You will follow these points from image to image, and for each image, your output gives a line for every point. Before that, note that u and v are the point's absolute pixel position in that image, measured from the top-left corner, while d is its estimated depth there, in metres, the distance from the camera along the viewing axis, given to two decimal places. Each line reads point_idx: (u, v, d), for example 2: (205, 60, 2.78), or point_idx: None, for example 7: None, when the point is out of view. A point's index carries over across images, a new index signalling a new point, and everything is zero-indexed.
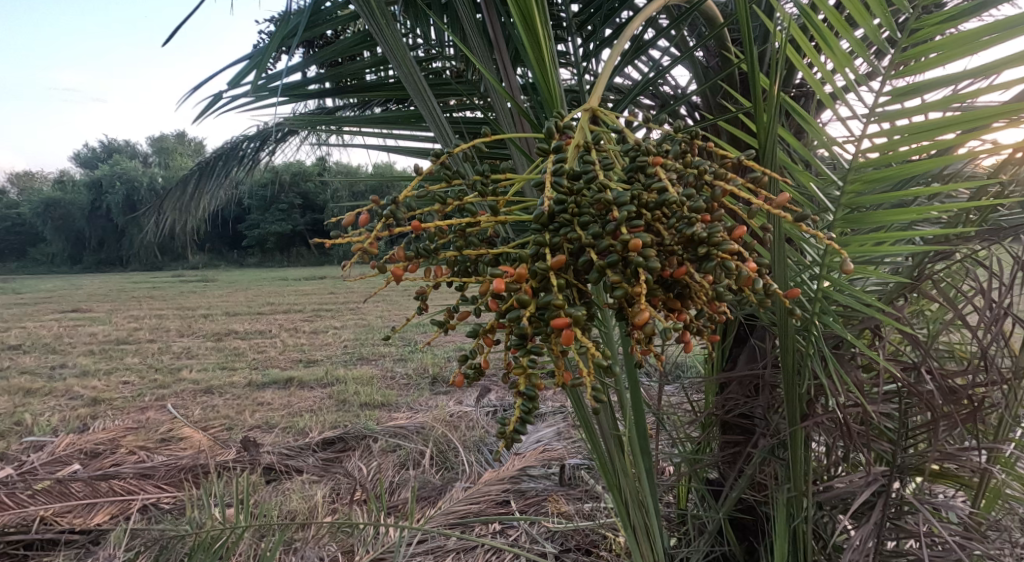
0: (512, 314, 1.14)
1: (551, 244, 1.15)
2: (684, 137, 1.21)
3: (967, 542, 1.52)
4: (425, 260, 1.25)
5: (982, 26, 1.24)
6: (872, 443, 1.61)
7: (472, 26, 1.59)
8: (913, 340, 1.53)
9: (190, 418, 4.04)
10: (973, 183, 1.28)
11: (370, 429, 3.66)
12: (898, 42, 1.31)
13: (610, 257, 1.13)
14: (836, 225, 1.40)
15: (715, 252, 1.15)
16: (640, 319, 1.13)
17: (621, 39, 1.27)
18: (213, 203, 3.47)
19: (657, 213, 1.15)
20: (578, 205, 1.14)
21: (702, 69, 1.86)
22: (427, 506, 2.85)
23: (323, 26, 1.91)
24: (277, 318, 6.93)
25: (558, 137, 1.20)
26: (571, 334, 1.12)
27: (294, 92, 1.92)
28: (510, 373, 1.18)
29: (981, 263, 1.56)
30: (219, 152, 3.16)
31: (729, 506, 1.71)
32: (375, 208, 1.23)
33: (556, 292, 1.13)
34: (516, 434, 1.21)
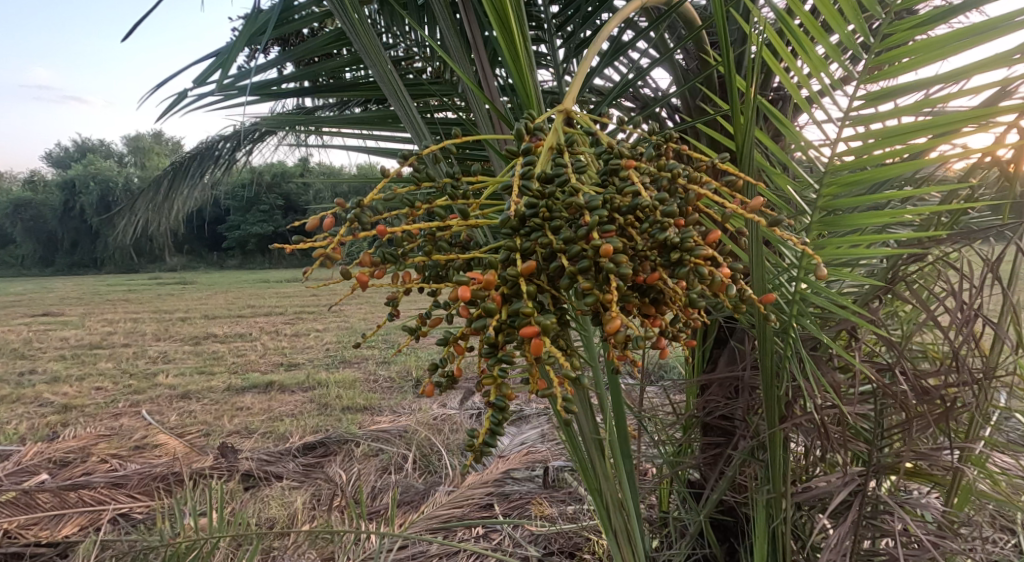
0: (480, 323, 1.15)
1: (522, 249, 1.15)
2: (659, 140, 1.22)
3: (941, 541, 1.53)
4: (393, 265, 1.24)
5: (954, 31, 1.25)
6: (849, 444, 1.61)
7: (449, 26, 1.59)
8: (887, 342, 1.54)
9: (166, 425, 4.00)
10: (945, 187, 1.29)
11: (352, 434, 3.65)
12: (871, 47, 1.33)
13: (582, 261, 1.14)
14: (813, 228, 1.42)
15: (688, 258, 1.15)
16: (612, 327, 1.13)
17: (598, 40, 1.27)
18: (189, 204, 3.44)
19: (629, 218, 1.16)
20: (549, 208, 1.15)
21: (681, 72, 1.87)
22: (409, 511, 2.84)
23: (297, 23, 1.90)
24: (257, 321, 6.88)
25: (529, 139, 1.21)
26: (540, 343, 1.12)
27: (262, 92, 1.90)
28: (481, 382, 1.17)
29: (953, 265, 1.58)
30: (194, 152, 3.13)
31: (709, 508, 1.72)
32: (341, 212, 1.23)
33: (526, 299, 1.14)
34: (486, 446, 1.21)
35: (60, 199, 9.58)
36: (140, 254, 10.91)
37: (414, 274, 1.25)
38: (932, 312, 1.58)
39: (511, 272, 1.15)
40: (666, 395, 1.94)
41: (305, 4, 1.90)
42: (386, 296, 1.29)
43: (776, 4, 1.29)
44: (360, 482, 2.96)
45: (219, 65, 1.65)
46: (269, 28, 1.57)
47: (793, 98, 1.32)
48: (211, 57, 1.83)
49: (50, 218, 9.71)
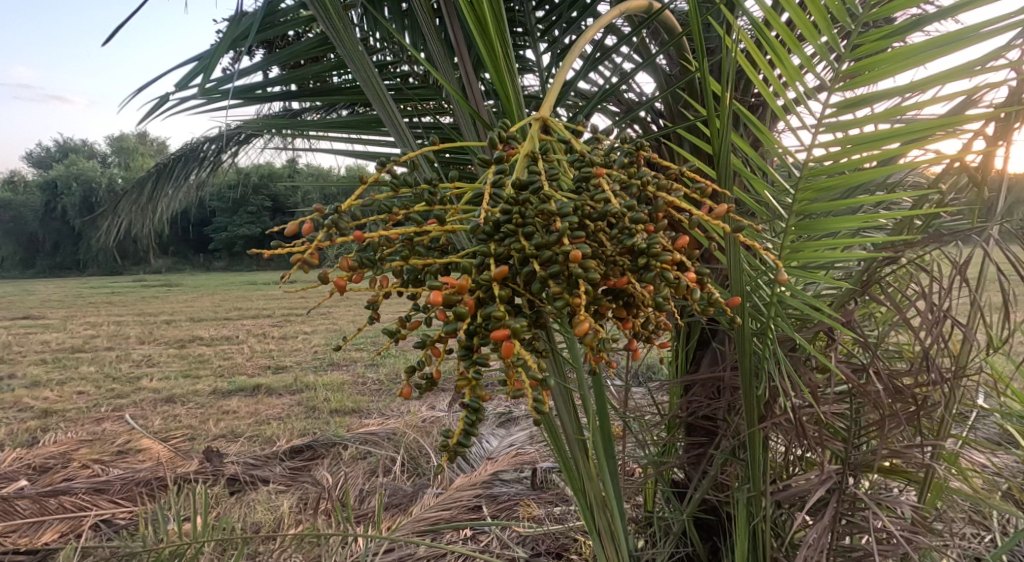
0: (449, 326, 1.17)
1: (496, 254, 1.17)
2: (631, 148, 1.24)
3: (914, 537, 1.56)
4: (370, 270, 1.25)
5: (925, 42, 1.28)
6: (827, 444, 1.63)
7: (432, 32, 1.62)
8: (862, 343, 1.56)
9: (151, 429, 3.98)
10: (915, 192, 1.32)
11: (340, 437, 3.65)
12: (843, 57, 1.34)
13: (553, 267, 1.16)
14: (789, 233, 1.44)
15: (654, 263, 1.17)
16: (582, 329, 1.15)
17: (571, 56, 1.32)
18: (173, 206, 3.43)
19: (599, 224, 1.17)
20: (521, 215, 1.16)
21: (663, 76, 1.88)
22: (397, 513, 2.84)
23: (281, 27, 1.91)
24: (244, 323, 6.85)
25: (502, 148, 1.23)
26: (511, 346, 1.14)
27: (245, 96, 1.90)
28: (455, 384, 1.19)
29: (925, 268, 1.60)
30: (178, 154, 3.12)
31: (692, 507, 1.75)
32: (318, 217, 1.24)
33: (498, 303, 1.15)
34: (460, 447, 1.22)
35: (41, 201, 9.50)
36: (123, 257, 10.83)
37: (390, 278, 1.26)
38: (904, 313, 1.60)
39: (483, 277, 1.16)
40: (650, 396, 1.95)
41: (288, 9, 1.91)
42: (366, 299, 1.29)
43: (752, 14, 1.31)
44: (346, 486, 2.96)
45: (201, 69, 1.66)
46: (251, 33, 1.58)
47: (769, 106, 1.34)
48: (193, 61, 1.83)
49: (30, 219, 9.63)
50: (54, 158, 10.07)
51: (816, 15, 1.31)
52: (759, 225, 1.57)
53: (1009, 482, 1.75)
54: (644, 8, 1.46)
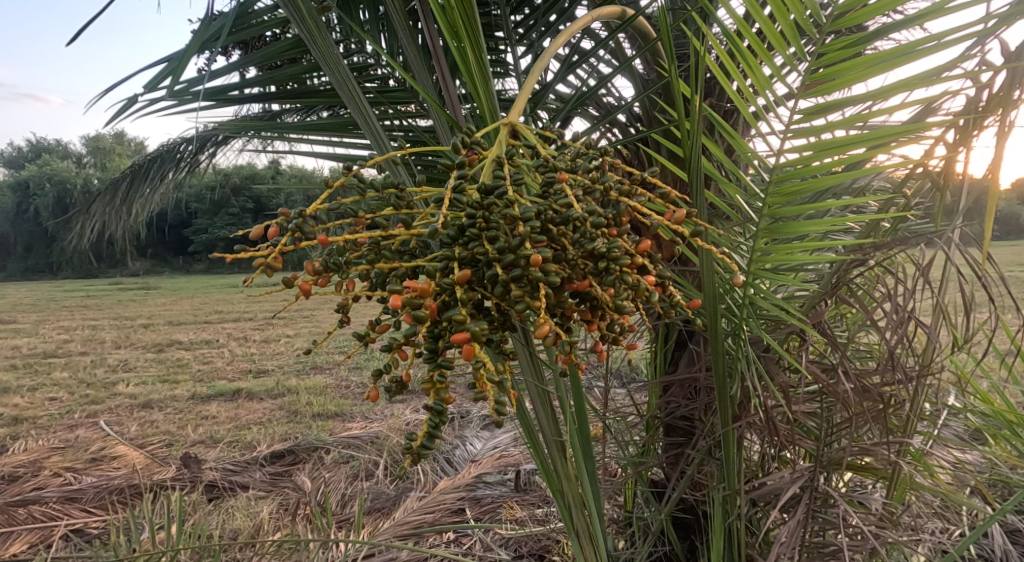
0: (408, 330, 1.19)
1: (460, 258, 1.20)
2: (595, 154, 1.28)
3: (881, 532, 1.59)
4: (336, 274, 1.25)
5: (887, 50, 1.31)
6: (799, 442, 1.66)
7: (407, 35, 1.63)
8: (832, 344, 1.59)
9: (126, 435, 3.95)
10: (880, 195, 1.34)
11: (322, 441, 3.65)
12: (808, 65, 1.37)
13: (514, 271, 1.17)
14: (759, 236, 1.46)
15: (614, 266, 1.21)
16: (541, 331, 1.18)
17: (542, 61, 1.34)
18: (148, 208, 3.40)
19: (562, 228, 1.21)
20: (486, 219, 1.19)
21: (639, 80, 1.90)
22: (379, 518, 2.85)
23: (253, 29, 1.90)
24: (224, 327, 6.80)
25: (465, 152, 1.25)
26: (471, 348, 1.15)
27: (217, 97, 1.89)
28: (419, 387, 1.19)
29: (892, 270, 1.63)
30: (154, 155, 3.10)
31: (669, 506, 1.76)
32: (283, 222, 1.24)
33: (460, 305, 1.17)
34: (423, 452, 1.21)
35: (13, 202, 9.37)
36: (98, 261, 10.71)
37: (357, 282, 1.26)
38: (871, 314, 1.63)
39: (447, 280, 1.19)
40: (629, 396, 1.96)
41: (260, 10, 1.90)
42: (337, 303, 1.30)
43: (724, 24, 1.33)
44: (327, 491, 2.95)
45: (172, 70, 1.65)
46: (223, 34, 1.57)
47: (740, 113, 1.36)
48: (163, 62, 1.82)
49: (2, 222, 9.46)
50: (27, 159, 9.92)
51: (783, 23, 1.33)
52: (732, 227, 1.58)
53: (973, 477, 1.79)
54: (617, 15, 1.48)
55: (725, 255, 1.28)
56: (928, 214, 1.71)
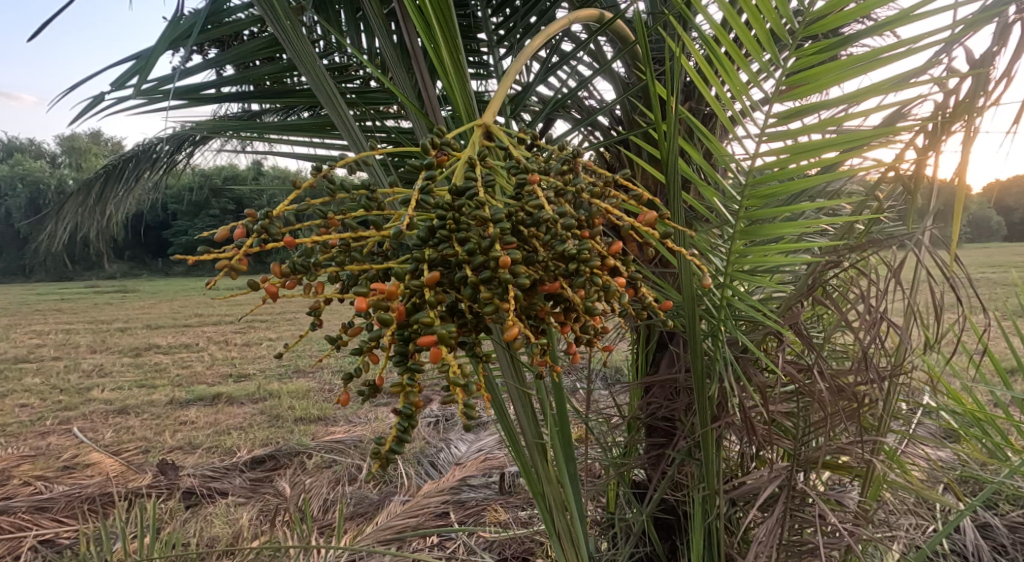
0: (374, 333, 1.21)
1: (429, 259, 1.21)
2: (568, 156, 1.29)
3: (856, 530, 1.61)
4: (304, 276, 1.25)
5: (858, 56, 1.32)
6: (777, 442, 1.67)
7: (384, 35, 1.63)
8: (808, 345, 1.61)
9: (101, 442, 3.91)
10: (854, 198, 1.36)
11: (304, 446, 3.63)
12: (782, 71, 1.38)
13: (484, 273, 1.19)
14: (736, 238, 1.47)
15: (584, 268, 1.22)
16: (510, 333, 1.19)
17: (517, 63, 1.35)
18: (122, 209, 3.36)
19: (532, 229, 1.23)
20: (456, 220, 1.21)
21: (619, 82, 1.91)
22: (362, 523, 2.85)
23: (226, 27, 1.89)
24: (204, 330, 6.75)
25: (435, 153, 1.26)
26: (438, 351, 1.17)
27: (189, 96, 1.88)
28: (389, 390, 1.21)
29: (867, 271, 1.65)
30: (129, 154, 3.08)
31: (650, 507, 1.78)
32: (249, 223, 1.25)
33: (428, 308, 1.19)
34: (392, 456, 1.22)
35: None
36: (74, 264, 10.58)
37: (326, 283, 1.27)
38: (845, 315, 1.65)
39: (416, 282, 1.20)
40: (611, 397, 1.97)
41: (234, 9, 1.89)
42: (309, 305, 1.31)
43: (701, 29, 1.34)
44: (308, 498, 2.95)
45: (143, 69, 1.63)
46: (195, 32, 1.56)
47: (717, 117, 1.38)
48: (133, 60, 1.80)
49: None
50: None
51: (757, 27, 1.35)
52: (709, 230, 1.59)
53: (944, 475, 1.81)
54: (595, 18, 1.49)
55: (696, 258, 1.29)
56: (901, 216, 1.73)
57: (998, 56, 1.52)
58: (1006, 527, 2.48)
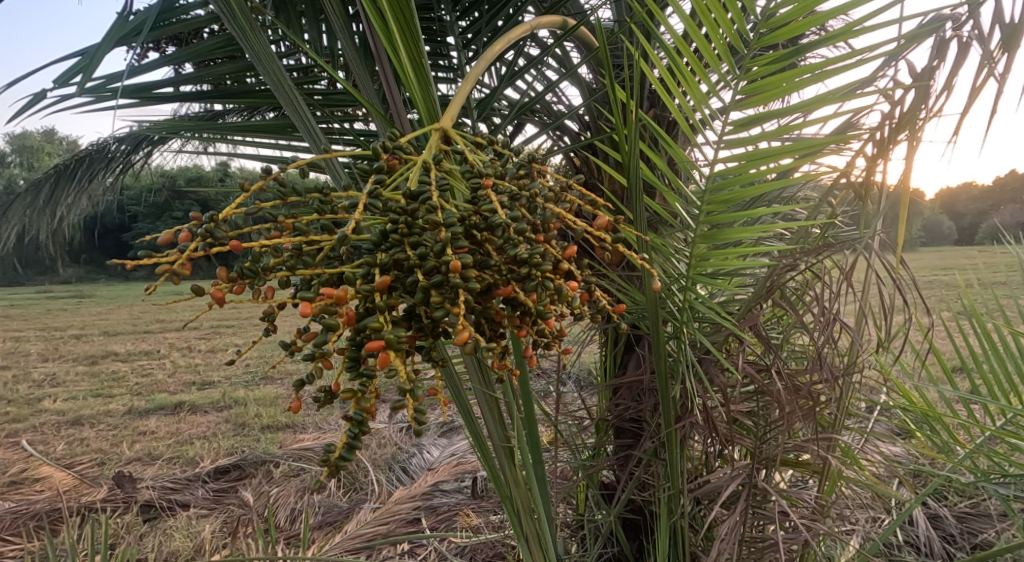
0: (320, 338, 1.23)
1: (381, 264, 1.23)
2: (524, 161, 1.32)
3: (813, 524, 1.65)
4: (252, 281, 1.27)
5: (811, 66, 1.36)
6: (739, 441, 1.70)
7: (345, 35, 1.63)
8: (768, 346, 1.64)
9: (54, 454, 3.83)
10: (810, 202, 1.39)
11: (270, 455, 3.61)
12: (739, 80, 1.41)
13: (435, 276, 1.21)
14: (696, 242, 1.50)
15: (535, 272, 1.25)
16: (460, 337, 1.21)
17: (476, 67, 1.37)
18: (74, 212, 3.29)
19: (485, 233, 1.25)
20: (409, 225, 1.22)
21: (585, 87, 1.92)
22: (331, 532, 2.85)
23: (179, 25, 1.86)
24: (167, 336, 6.65)
25: (387, 156, 1.28)
26: (386, 356, 1.20)
27: (141, 95, 1.86)
28: (342, 395, 1.24)
29: (825, 274, 1.69)
30: (83, 155, 3.03)
31: (618, 507, 1.80)
32: (194, 227, 1.26)
33: (376, 313, 1.21)
34: (341, 462, 1.24)
35: None
36: None
37: (276, 288, 1.28)
38: (803, 316, 1.69)
39: (367, 287, 1.22)
40: (580, 399, 1.98)
41: (190, 6, 1.87)
42: (262, 311, 1.31)
43: (664, 40, 1.37)
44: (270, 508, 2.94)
45: (91, 69, 1.61)
46: (147, 30, 1.54)
47: (679, 125, 1.40)
48: (79, 59, 1.77)
49: None
50: None
51: (713, 37, 1.38)
52: (673, 234, 1.61)
53: (899, 471, 1.87)
54: (558, 24, 1.51)
55: (647, 262, 1.32)
56: (854, 220, 1.77)
57: (937, 69, 1.57)
58: (955, 518, 2.56)
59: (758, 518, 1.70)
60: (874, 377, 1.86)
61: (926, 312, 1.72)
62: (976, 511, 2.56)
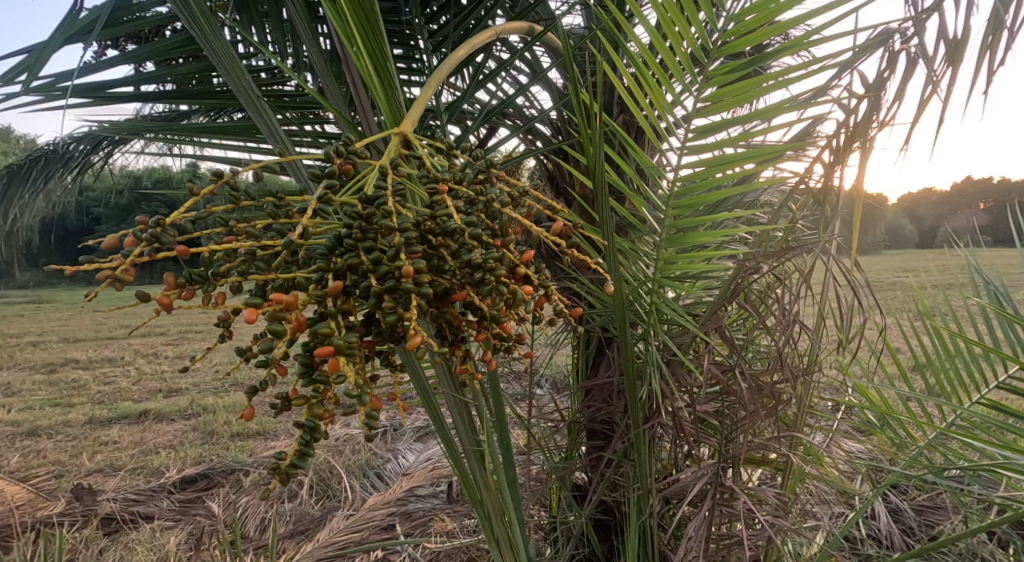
0: (267, 344, 1.23)
1: (334, 269, 1.25)
2: (482, 166, 1.33)
3: (777, 522, 1.68)
4: (201, 286, 1.26)
5: (770, 74, 1.39)
6: (705, 440, 1.72)
7: (309, 37, 1.63)
8: (734, 348, 1.66)
9: (12, 466, 3.76)
10: (771, 207, 1.42)
11: (238, 463, 3.57)
12: (702, 87, 1.44)
13: (388, 281, 1.23)
14: (662, 246, 1.52)
15: (489, 277, 1.27)
16: (413, 342, 1.22)
17: (440, 72, 1.39)
18: (32, 216, 3.23)
19: (441, 238, 1.27)
20: (363, 230, 1.24)
21: (555, 90, 1.94)
22: (302, 541, 2.83)
23: (133, 24, 1.84)
24: (133, 342, 6.55)
25: (342, 161, 1.29)
26: (335, 362, 1.21)
27: (94, 94, 1.83)
28: (294, 402, 1.24)
29: (787, 276, 1.73)
30: (40, 156, 2.98)
31: (590, 508, 1.82)
32: (140, 231, 1.26)
33: (326, 318, 1.23)
34: (293, 469, 1.25)
35: None
36: None
37: (226, 294, 1.27)
38: (766, 317, 1.72)
39: (320, 291, 1.24)
40: (552, 401, 1.99)
41: (147, 4, 1.85)
42: (217, 316, 1.31)
43: (630, 48, 1.39)
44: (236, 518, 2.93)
45: (37, 66, 1.58)
46: (98, 29, 1.53)
47: (643, 131, 1.43)
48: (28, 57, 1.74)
49: None
50: None
51: (675, 48, 1.41)
52: (639, 238, 1.63)
53: (862, 469, 1.91)
54: (524, 30, 1.53)
55: (603, 266, 1.34)
56: (816, 224, 1.81)
57: (888, 80, 1.62)
58: (914, 511, 2.61)
59: (724, 516, 1.72)
60: (837, 377, 1.90)
61: (884, 313, 1.75)
62: (933, 504, 2.62)
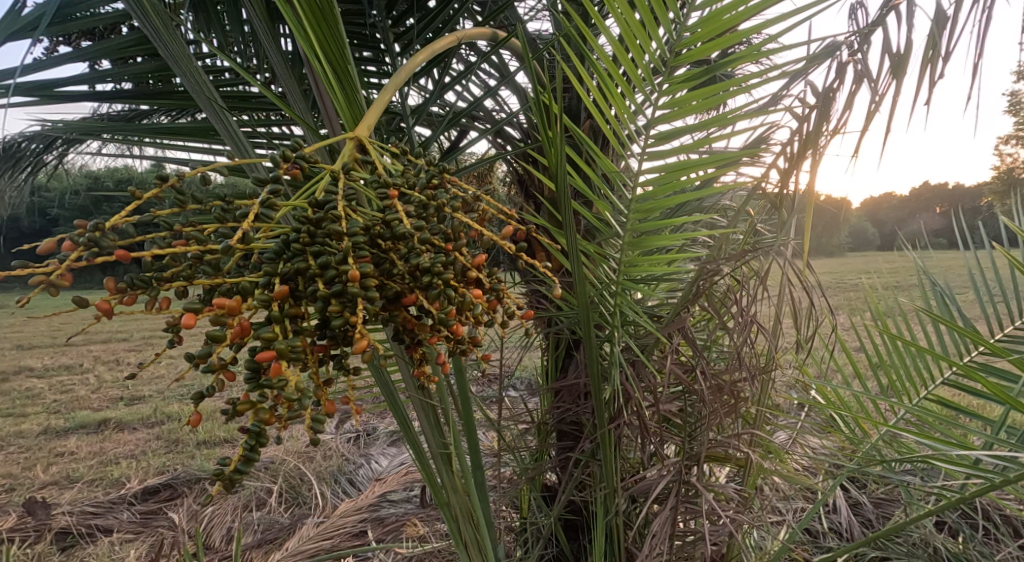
0: (207, 348, 1.23)
1: (283, 273, 1.25)
2: (435, 171, 1.35)
3: (739, 518, 1.71)
4: (144, 291, 1.25)
5: (729, 82, 1.41)
6: (669, 439, 1.75)
7: (269, 39, 1.62)
8: (696, 349, 1.69)
9: None
10: (729, 211, 1.45)
11: (199, 473, 3.53)
12: (663, 94, 1.46)
13: (335, 286, 1.24)
14: (624, 249, 1.54)
15: (437, 280, 1.28)
16: (358, 345, 1.23)
17: (398, 77, 1.40)
18: None
19: (390, 243, 1.28)
20: (311, 234, 1.25)
21: (521, 94, 1.95)
22: (271, 550, 2.82)
23: (82, 21, 1.81)
24: (92, 348, 6.42)
25: (291, 165, 1.29)
26: (277, 366, 1.22)
27: (41, 93, 1.80)
28: (238, 408, 1.24)
29: (748, 277, 1.76)
30: None
31: (558, 508, 1.83)
32: (78, 236, 1.24)
33: (270, 322, 1.23)
34: (238, 474, 1.24)
35: None
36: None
37: (171, 299, 1.27)
38: (728, 318, 1.75)
39: (266, 296, 1.24)
40: (522, 401, 2.00)
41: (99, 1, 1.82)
42: (166, 322, 1.30)
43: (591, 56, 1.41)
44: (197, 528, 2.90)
45: None
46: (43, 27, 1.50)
47: (604, 137, 1.45)
48: None
49: None
50: None
51: (637, 59, 1.43)
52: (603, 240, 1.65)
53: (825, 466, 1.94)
54: (487, 36, 1.54)
55: (554, 270, 1.36)
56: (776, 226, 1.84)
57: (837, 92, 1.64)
58: (873, 504, 2.67)
59: (688, 513, 1.75)
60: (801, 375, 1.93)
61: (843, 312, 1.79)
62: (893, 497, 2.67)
